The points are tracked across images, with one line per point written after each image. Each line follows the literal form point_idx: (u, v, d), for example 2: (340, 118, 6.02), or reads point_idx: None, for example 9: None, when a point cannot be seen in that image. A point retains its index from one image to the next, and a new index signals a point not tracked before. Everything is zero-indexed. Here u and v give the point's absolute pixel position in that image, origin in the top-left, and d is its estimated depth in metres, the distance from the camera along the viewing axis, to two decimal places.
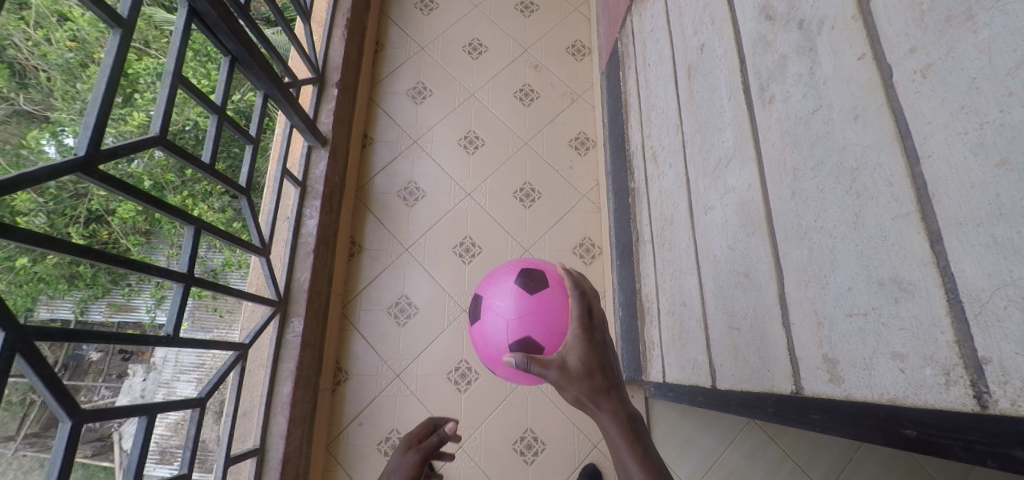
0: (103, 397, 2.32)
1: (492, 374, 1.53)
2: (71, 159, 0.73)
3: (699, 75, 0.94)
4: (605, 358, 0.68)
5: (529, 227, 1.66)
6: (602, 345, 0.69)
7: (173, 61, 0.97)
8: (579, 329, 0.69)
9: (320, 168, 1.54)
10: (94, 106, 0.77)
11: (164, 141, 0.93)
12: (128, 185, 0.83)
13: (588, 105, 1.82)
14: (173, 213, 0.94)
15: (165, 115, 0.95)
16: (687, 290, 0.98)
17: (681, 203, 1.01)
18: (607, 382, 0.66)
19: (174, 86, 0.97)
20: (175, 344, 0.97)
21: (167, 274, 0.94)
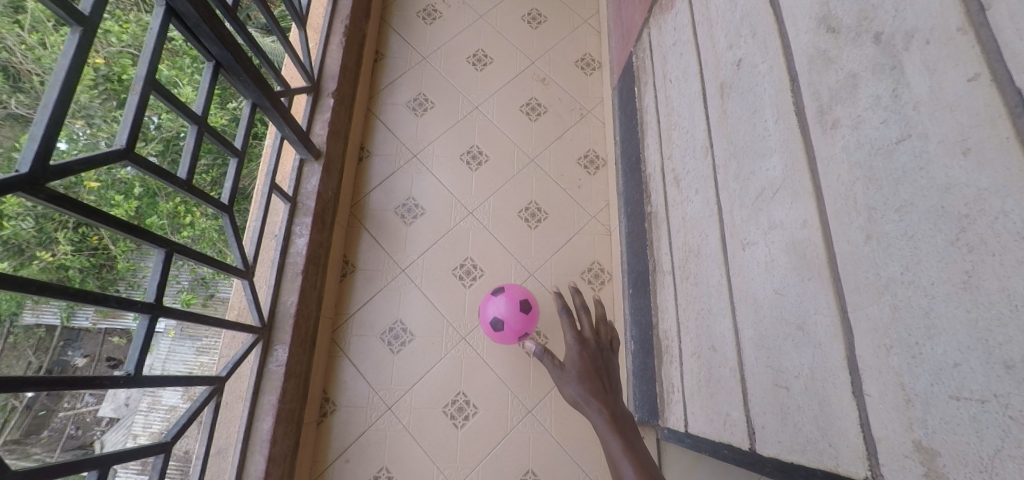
0: (87, 404, 1.98)
1: (493, 408, 1.40)
2: (12, 176, 0.61)
3: (734, 94, 0.85)
4: (599, 367, 1.00)
5: (535, 250, 1.55)
6: (596, 356, 1.02)
7: (146, 65, 0.86)
8: (576, 343, 1.03)
9: (313, 183, 1.43)
10: (43, 113, 0.65)
11: (131, 154, 0.81)
12: (84, 205, 0.71)
13: (597, 121, 1.73)
14: (137, 235, 0.82)
15: (133, 125, 0.84)
16: (718, 333, 0.87)
17: (712, 233, 0.90)
18: (598, 382, 0.96)
19: (145, 93, 0.86)
20: (141, 385, 0.84)
21: (132, 305, 0.81)
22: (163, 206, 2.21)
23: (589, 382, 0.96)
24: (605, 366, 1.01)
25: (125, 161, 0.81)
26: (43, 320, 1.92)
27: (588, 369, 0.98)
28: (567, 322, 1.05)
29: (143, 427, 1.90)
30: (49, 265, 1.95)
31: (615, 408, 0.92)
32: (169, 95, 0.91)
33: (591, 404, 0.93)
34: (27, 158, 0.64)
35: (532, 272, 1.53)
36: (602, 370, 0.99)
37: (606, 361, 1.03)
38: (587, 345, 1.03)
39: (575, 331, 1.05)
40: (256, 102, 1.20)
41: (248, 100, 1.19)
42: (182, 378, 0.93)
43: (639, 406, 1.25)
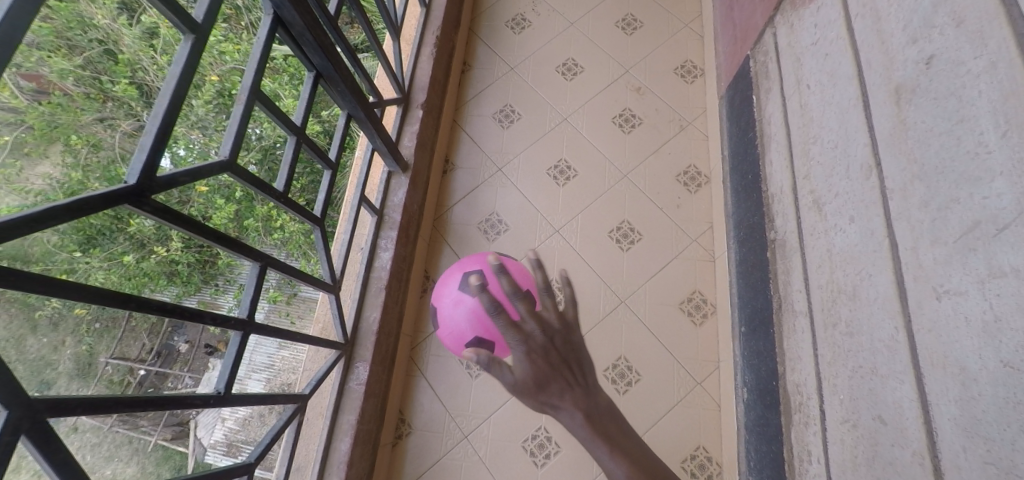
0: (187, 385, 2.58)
1: (575, 449, 1.27)
2: (122, 187, 0.60)
3: (920, 99, 0.66)
4: (559, 358, 0.67)
5: (627, 275, 1.42)
6: (550, 342, 0.67)
7: (252, 75, 0.86)
8: (519, 338, 0.66)
9: (399, 195, 1.41)
10: (153, 122, 0.64)
11: (232, 165, 0.81)
12: (182, 216, 0.70)
13: (699, 134, 1.57)
14: (230, 247, 0.81)
15: (237, 135, 0.84)
16: (891, 402, 0.68)
17: (881, 273, 0.72)
18: (566, 381, 0.67)
19: (250, 103, 0.86)
20: (230, 405, 0.82)
21: (224, 322, 0.80)
22: (258, 209, 2.36)
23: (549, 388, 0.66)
24: (571, 353, 0.69)
25: (227, 172, 0.80)
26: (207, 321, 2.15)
27: (548, 362, 0.66)
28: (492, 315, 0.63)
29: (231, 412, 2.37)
30: (164, 259, 2.33)
31: (591, 406, 0.68)
32: (272, 106, 0.92)
33: (566, 408, 0.67)
34: (135, 168, 0.63)
35: (623, 299, 1.40)
36: (566, 357, 0.68)
37: (570, 339, 0.70)
38: (537, 336, 0.66)
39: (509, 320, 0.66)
40: (351, 113, 1.20)
41: (343, 111, 1.20)
42: (265, 397, 0.90)
43: (755, 469, 1.04)
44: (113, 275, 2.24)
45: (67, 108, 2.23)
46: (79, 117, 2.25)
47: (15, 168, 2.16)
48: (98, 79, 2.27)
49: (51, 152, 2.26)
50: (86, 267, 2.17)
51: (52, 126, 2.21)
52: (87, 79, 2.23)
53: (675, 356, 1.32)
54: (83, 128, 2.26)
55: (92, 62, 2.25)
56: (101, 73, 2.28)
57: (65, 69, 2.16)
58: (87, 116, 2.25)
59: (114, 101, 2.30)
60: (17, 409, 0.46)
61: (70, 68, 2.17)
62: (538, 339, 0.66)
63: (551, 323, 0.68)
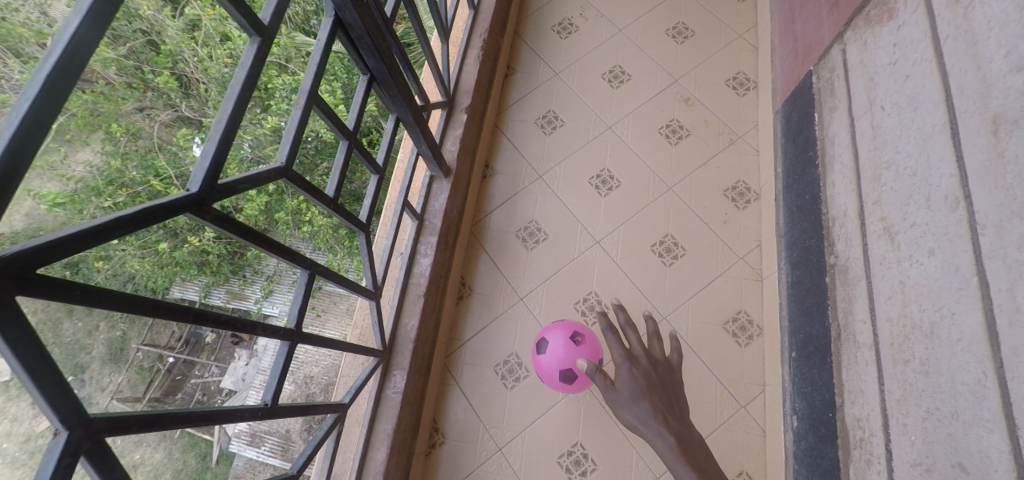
0: (212, 374, 2.70)
1: (612, 468, 1.25)
2: (185, 196, 0.57)
3: (1020, 131, 0.62)
4: (660, 386, 0.96)
5: (670, 291, 1.39)
6: (652, 376, 0.97)
7: (311, 78, 0.86)
8: (633, 366, 0.98)
9: (440, 201, 1.42)
10: (217, 129, 0.61)
11: (289, 172, 0.80)
12: (241, 226, 0.67)
13: (749, 148, 1.53)
14: (284, 256, 0.81)
15: (294, 139, 0.83)
16: (976, 452, 0.64)
17: (966, 313, 0.68)
18: (662, 403, 0.92)
19: (307, 107, 0.85)
20: (276, 415, 0.82)
21: (273, 332, 0.79)
22: (288, 203, 2.40)
23: (649, 399, 0.92)
24: (664, 380, 0.98)
25: (283, 178, 0.80)
26: None
27: (650, 383, 0.95)
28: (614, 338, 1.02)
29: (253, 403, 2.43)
30: (196, 250, 2.38)
31: (679, 427, 0.90)
32: (328, 111, 0.92)
33: (657, 427, 0.89)
34: (198, 177, 0.59)
35: (664, 315, 1.37)
36: (665, 384, 0.97)
37: (664, 375, 0.99)
38: (639, 363, 0.98)
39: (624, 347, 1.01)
40: (400, 117, 1.20)
41: (392, 115, 1.21)
42: (307, 407, 0.90)
43: None
44: (146, 263, 2.26)
45: (109, 96, 2.21)
46: (120, 106, 2.26)
47: (59, 154, 2.11)
48: (139, 69, 2.30)
49: (93, 140, 2.25)
50: (122, 255, 2.17)
51: (92, 114, 2.20)
52: (129, 69, 2.27)
53: (718, 378, 1.29)
54: (123, 117, 2.28)
55: (135, 52, 2.27)
56: (143, 63, 2.30)
57: (108, 58, 2.17)
58: (128, 104, 2.30)
59: (154, 92, 2.38)
60: (79, 430, 0.43)
61: (114, 58, 2.18)
62: (644, 363, 0.99)
63: (650, 360, 1.00)
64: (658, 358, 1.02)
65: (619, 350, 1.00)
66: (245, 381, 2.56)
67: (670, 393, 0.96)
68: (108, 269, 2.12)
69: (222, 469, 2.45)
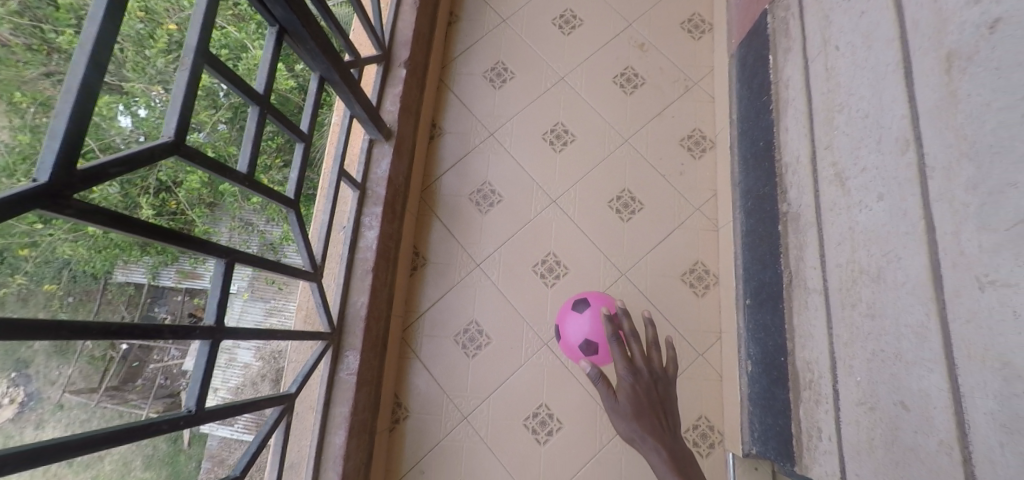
0: (173, 358, 2.28)
1: (576, 424, 1.27)
2: (30, 186, 0.46)
3: (974, 69, 0.60)
4: (653, 401, 0.96)
5: (628, 247, 1.38)
6: (649, 390, 0.97)
7: (198, 32, 0.72)
8: (629, 378, 0.96)
9: (383, 167, 1.32)
10: (66, 103, 0.48)
11: (179, 148, 0.69)
12: (122, 217, 0.57)
13: (705, 94, 1.48)
14: (192, 248, 0.72)
15: (183, 107, 0.70)
16: (918, 390, 0.66)
17: (911, 257, 0.69)
18: (660, 420, 0.95)
19: (196, 67, 0.72)
20: (204, 420, 0.75)
21: (187, 333, 0.72)
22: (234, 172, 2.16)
23: (645, 419, 0.94)
24: (660, 397, 0.97)
25: (173, 155, 0.68)
26: (133, 279, 2.16)
27: (644, 402, 0.95)
28: (617, 349, 0.95)
29: (223, 382, 2.18)
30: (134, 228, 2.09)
31: (671, 447, 0.94)
32: (226, 71, 0.79)
33: (649, 443, 0.94)
34: (46, 163, 0.48)
35: (623, 272, 1.36)
36: (658, 400, 0.97)
37: (661, 391, 0.99)
38: (640, 377, 0.96)
39: (627, 359, 0.97)
40: (324, 75, 1.07)
41: (315, 73, 1.07)
42: (244, 404, 0.85)
43: (759, 440, 1.06)
44: (81, 247, 1.96)
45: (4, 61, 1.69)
46: (21, 73, 1.64)
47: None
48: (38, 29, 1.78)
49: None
50: (50, 241, 1.80)
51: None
52: (25, 29, 1.78)
53: (677, 329, 1.30)
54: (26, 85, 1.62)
55: (29, 8, 1.80)
56: (41, 22, 1.79)
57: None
58: (28, 70, 1.64)
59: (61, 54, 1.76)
60: None
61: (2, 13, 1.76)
62: (644, 378, 0.97)
63: (648, 372, 0.98)
64: (655, 372, 0.99)
65: (622, 364, 0.96)
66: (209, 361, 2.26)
67: (664, 412, 0.96)
68: (37, 255, 1.78)
69: (195, 451, 2.03)
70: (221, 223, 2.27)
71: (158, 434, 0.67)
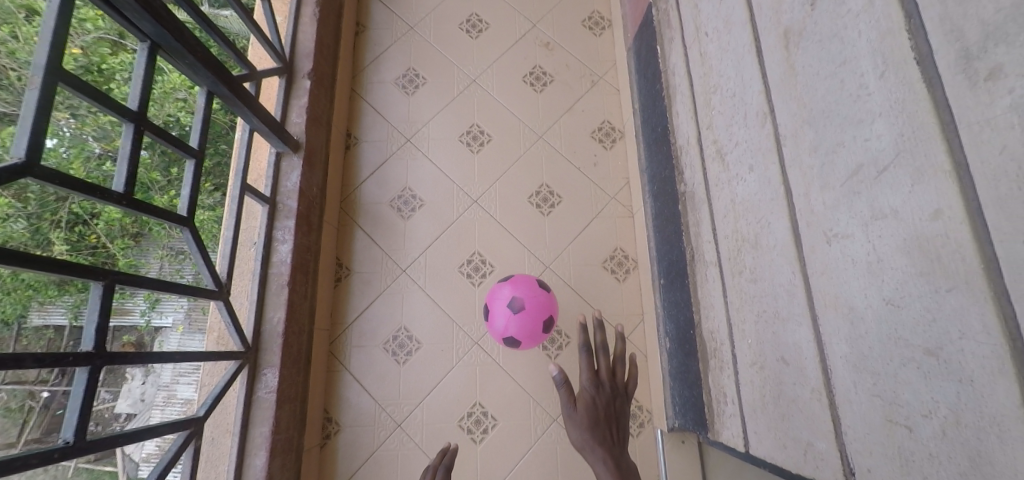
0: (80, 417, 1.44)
1: (511, 418, 1.27)
2: None
3: (805, 43, 0.66)
4: (611, 411, 0.96)
5: (550, 241, 1.40)
6: (609, 400, 0.97)
7: (48, 43, 0.63)
8: (589, 383, 0.97)
9: (293, 179, 1.24)
10: None
11: (34, 169, 0.60)
12: None
13: (611, 88, 1.54)
14: (46, 267, 0.64)
15: (36, 125, 0.61)
16: (792, 343, 0.70)
17: (776, 220, 0.74)
18: (611, 430, 0.94)
19: (49, 85, 0.63)
20: (85, 453, 0.69)
21: (57, 359, 0.65)
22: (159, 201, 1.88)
23: (598, 429, 0.93)
24: (616, 413, 0.97)
25: (26, 178, 0.60)
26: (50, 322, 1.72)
27: (598, 415, 0.94)
28: (585, 359, 0.99)
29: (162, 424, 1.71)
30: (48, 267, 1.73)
31: (624, 461, 0.92)
32: (84, 86, 0.68)
33: (595, 451, 0.92)
34: None
35: (547, 264, 1.38)
36: (612, 417, 0.95)
37: (619, 408, 0.98)
38: (601, 388, 0.96)
39: (592, 369, 0.98)
40: (212, 89, 0.98)
41: (201, 87, 0.97)
42: (142, 431, 0.79)
43: (680, 412, 1.11)
44: None
45: None
46: None
47: None
48: None
49: None
50: None
51: None
52: None
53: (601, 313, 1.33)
54: None
55: None
56: None
57: None
58: None
59: None
60: None
61: None
62: (602, 395, 0.96)
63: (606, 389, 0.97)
64: (616, 387, 0.99)
65: (588, 374, 0.98)
66: (144, 401, 1.71)
67: (617, 427, 0.95)
68: None
69: None
70: (148, 254, 1.86)
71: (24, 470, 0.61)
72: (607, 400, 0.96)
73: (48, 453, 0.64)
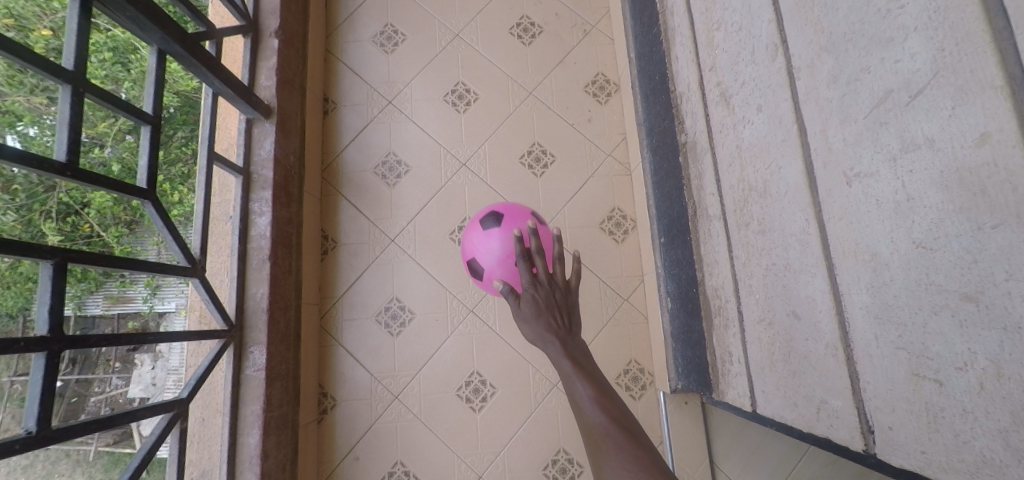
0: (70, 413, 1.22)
1: (511, 386, 1.24)
2: None
3: None
4: (557, 305, 0.82)
5: (545, 203, 1.33)
6: (554, 295, 0.82)
7: None
8: (529, 282, 0.81)
9: (267, 146, 1.16)
10: None
11: None
12: None
13: (604, 38, 1.43)
14: None
15: None
16: (804, 297, 0.65)
17: (787, 164, 0.67)
18: (562, 323, 0.82)
19: None
20: (50, 442, 0.65)
21: (8, 345, 0.59)
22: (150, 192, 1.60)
23: (545, 322, 0.81)
24: (563, 304, 0.82)
25: None
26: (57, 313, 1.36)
27: (543, 311, 0.81)
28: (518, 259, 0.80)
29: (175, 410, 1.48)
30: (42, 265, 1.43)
31: (579, 349, 0.82)
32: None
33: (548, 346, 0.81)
34: None
35: None
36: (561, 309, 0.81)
37: (567, 300, 0.83)
38: (541, 286, 0.81)
39: (529, 271, 0.81)
40: (163, 47, 0.87)
41: (151, 45, 0.87)
42: (116, 416, 0.75)
43: (683, 374, 1.07)
44: None
45: None
46: None
47: None
48: None
49: None
50: None
51: None
52: None
53: (600, 276, 1.28)
54: None
55: None
56: None
57: None
58: None
59: None
60: None
61: None
62: (546, 289, 0.81)
63: (550, 283, 0.81)
64: (559, 282, 0.82)
65: (524, 275, 0.80)
66: (157, 385, 1.52)
67: (569, 317, 0.82)
68: None
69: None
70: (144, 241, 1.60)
71: None
72: (549, 296, 0.80)
73: (7, 444, 0.60)
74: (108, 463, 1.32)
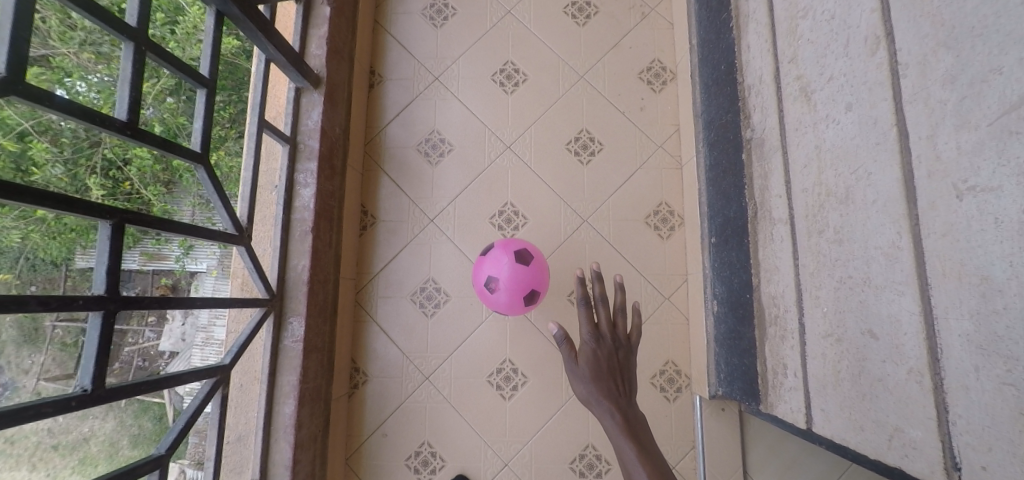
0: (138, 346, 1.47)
1: (542, 378, 1.22)
2: None
3: None
4: (614, 366, 0.87)
5: (589, 193, 1.29)
6: (612, 355, 0.87)
7: None
8: (589, 334, 0.88)
9: (315, 117, 1.15)
10: None
11: (19, 86, 0.53)
12: None
13: (663, 21, 1.36)
14: (42, 203, 0.58)
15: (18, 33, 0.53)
16: (887, 316, 0.60)
17: (880, 170, 0.62)
18: (616, 386, 0.85)
19: None
20: (103, 400, 0.66)
21: (67, 302, 0.60)
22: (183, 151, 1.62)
23: (602, 383, 0.84)
24: (620, 365, 0.87)
25: (13, 96, 0.53)
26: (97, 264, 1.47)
27: (599, 368, 0.85)
28: (582, 312, 0.88)
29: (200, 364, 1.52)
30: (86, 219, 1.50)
31: (630, 415, 0.83)
32: None
33: (601, 403, 0.84)
34: None
35: (585, 218, 1.28)
36: (616, 373, 0.86)
37: (623, 360, 0.88)
38: (602, 341, 0.87)
39: (591, 323, 0.88)
40: (221, 8, 0.86)
41: (209, 6, 0.86)
42: (163, 378, 0.76)
43: (725, 381, 1.04)
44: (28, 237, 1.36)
45: None
46: None
47: None
48: None
49: None
50: None
51: None
52: None
53: (643, 273, 1.24)
54: None
55: None
56: None
57: None
58: None
59: None
60: None
61: None
62: (607, 345, 0.87)
63: (611, 343, 0.88)
64: (620, 339, 0.89)
65: (587, 325, 0.88)
66: (186, 341, 1.56)
67: (622, 380, 0.86)
68: None
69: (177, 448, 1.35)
70: (179, 201, 1.62)
71: (40, 418, 0.58)
72: (609, 354, 0.86)
73: (64, 400, 0.61)
74: (138, 410, 1.38)
